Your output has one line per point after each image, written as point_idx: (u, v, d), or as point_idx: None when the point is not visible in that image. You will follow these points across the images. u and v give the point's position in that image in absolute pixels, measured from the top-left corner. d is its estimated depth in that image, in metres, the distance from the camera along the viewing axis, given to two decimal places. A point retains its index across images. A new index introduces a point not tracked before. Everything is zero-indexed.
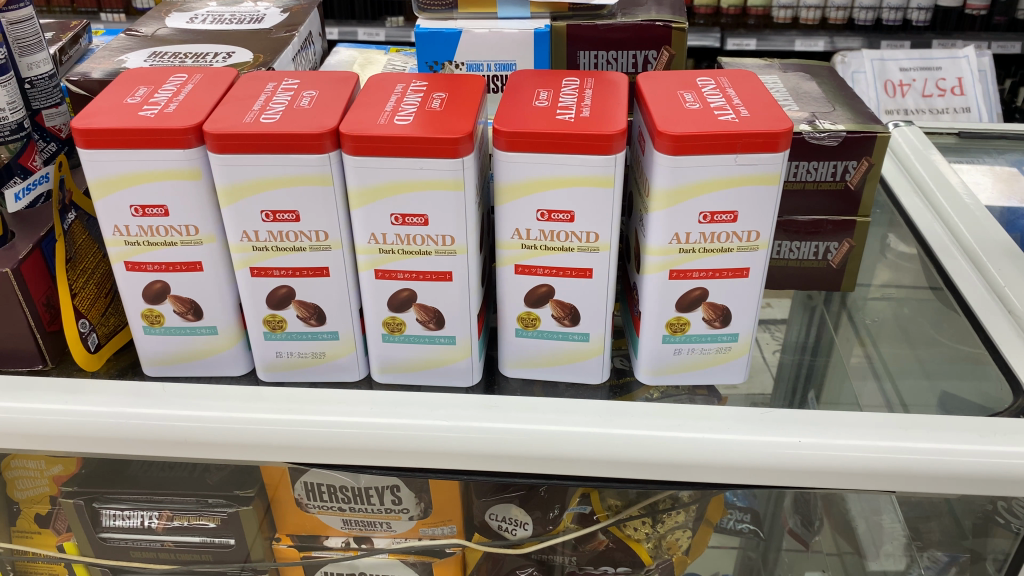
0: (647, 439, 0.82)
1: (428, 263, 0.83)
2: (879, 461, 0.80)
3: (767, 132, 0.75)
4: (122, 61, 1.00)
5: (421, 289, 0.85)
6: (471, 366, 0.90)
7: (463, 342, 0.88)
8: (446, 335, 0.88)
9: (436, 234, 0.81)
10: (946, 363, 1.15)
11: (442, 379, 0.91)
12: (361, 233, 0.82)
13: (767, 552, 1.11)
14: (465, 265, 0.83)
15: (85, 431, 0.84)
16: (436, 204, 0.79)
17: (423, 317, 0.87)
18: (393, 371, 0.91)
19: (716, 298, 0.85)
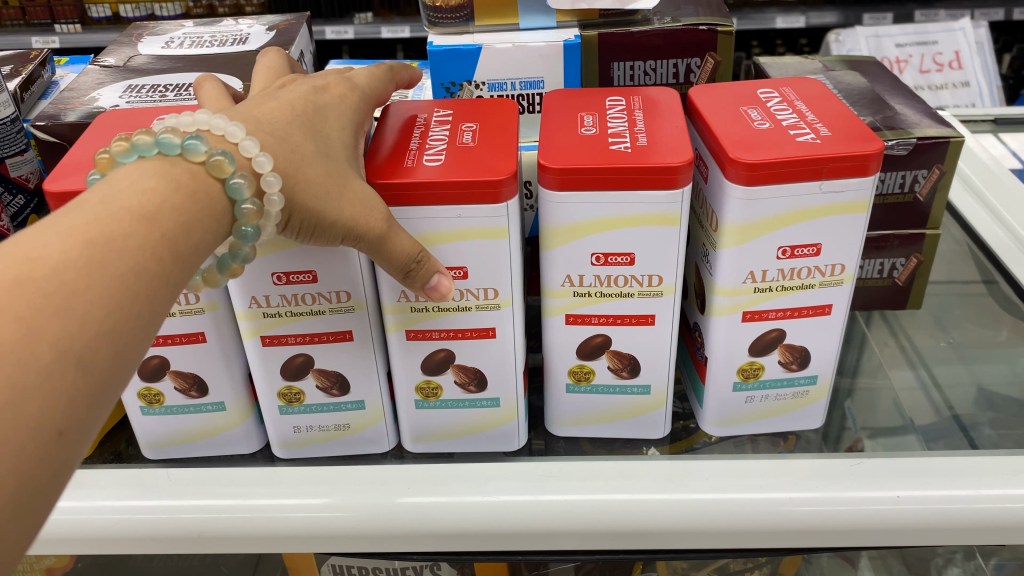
0: (725, 504, 0.72)
1: (468, 320, 0.73)
2: (989, 513, 0.71)
3: (857, 155, 0.65)
4: (95, 99, 0.88)
5: (459, 349, 0.74)
6: (517, 428, 0.80)
7: (509, 403, 0.78)
8: (489, 398, 0.78)
9: (479, 288, 0.70)
10: (982, 346, 1.06)
11: (485, 443, 0.81)
12: (389, 290, 0.71)
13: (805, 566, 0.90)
14: (510, 319, 0.73)
15: (83, 533, 0.72)
16: (478, 255, 0.68)
17: (461, 380, 0.76)
18: (427, 440, 0.80)
19: (793, 338, 0.76)
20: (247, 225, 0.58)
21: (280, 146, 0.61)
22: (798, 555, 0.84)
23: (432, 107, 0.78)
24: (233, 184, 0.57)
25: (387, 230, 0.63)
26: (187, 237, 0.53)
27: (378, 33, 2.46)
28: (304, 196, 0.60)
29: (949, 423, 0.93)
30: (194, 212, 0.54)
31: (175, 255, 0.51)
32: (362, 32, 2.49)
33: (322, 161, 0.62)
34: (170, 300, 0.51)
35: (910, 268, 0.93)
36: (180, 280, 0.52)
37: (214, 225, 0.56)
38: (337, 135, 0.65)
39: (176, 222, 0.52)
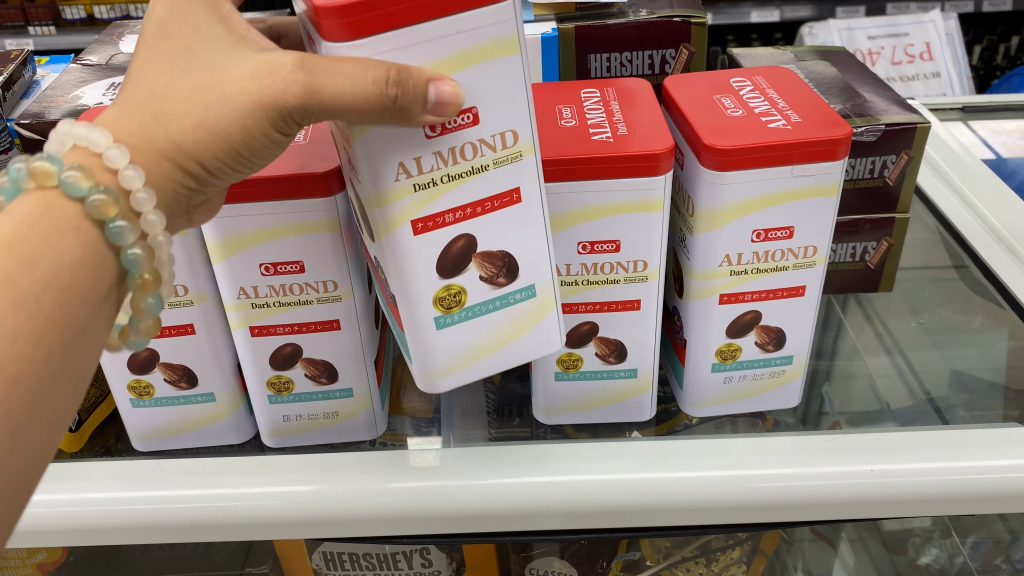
0: (705, 482, 0.74)
1: (486, 185, 0.60)
2: (959, 484, 0.74)
3: (826, 140, 0.68)
4: (79, 97, 0.89)
5: (478, 228, 0.61)
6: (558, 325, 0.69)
7: (546, 288, 0.67)
8: (524, 288, 0.65)
9: (488, 137, 0.58)
10: (954, 330, 1.09)
11: (528, 353, 0.68)
12: (385, 168, 0.57)
13: (785, 546, 0.93)
14: (534, 170, 0.61)
15: (77, 525, 0.73)
16: (487, 88, 0.56)
17: (489, 278, 0.63)
18: (462, 372, 0.66)
19: (769, 319, 0.78)
20: (114, 220, 0.53)
21: (152, 121, 0.56)
22: (779, 529, 0.87)
23: None
24: (68, 186, 0.52)
25: (330, 98, 0.53)
26: (32, 274, 0.49)
27: None
28: (217, 147, 0.57)
29: (925, 404, 0.96)
30: (31, 237, 0.50)
31: (15, 297, 0.48)
32: None
33: (190, 82, 0.56)
34: (38, 349, 0.49)
35: (881, 251, 0.95)
36: (41, 315, 0.49)
37: (69, 236, 0.52)
38: (192, 38, 0.58)
39: (7, 264, 0.48)
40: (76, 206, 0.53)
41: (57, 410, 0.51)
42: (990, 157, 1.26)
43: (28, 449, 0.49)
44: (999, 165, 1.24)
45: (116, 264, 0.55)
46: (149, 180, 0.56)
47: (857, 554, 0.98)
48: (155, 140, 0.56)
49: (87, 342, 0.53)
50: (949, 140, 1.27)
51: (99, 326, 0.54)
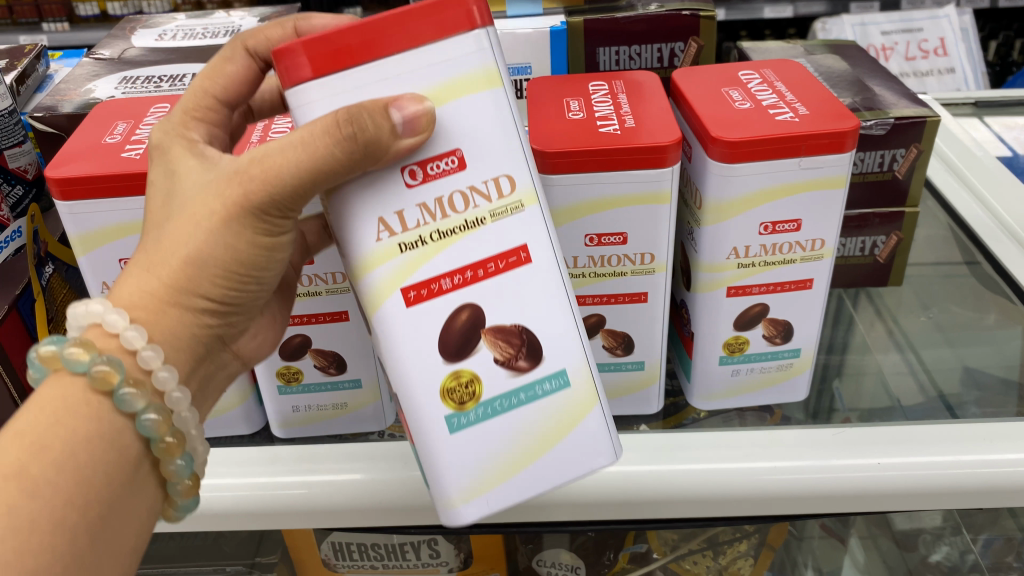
0: (710, 475, 0.75)
1: (483, 242, 0.59)
2: (965, 479, 0.74)
3: (833, 133, 0.67)
4: (91, 91, 0.90)
5: (482, 294, 0.60)
6: (602, 431, 0.64)
7: (579, 377, 0.63)
8: (552, 378, 0.62)
9: (480, 185, 0.58)
10: (968, 328, 1.08)
11: (573, 464, 0.63)
12: (366, 226, 0.57)
13: (792, 541, 0.93)
14: (538, 222, 0.60)
15: None
16: (467, 131, 0.57)
17: (506, 364, 0.61)
18: (495, 488, 0.62)
19: (776, 312, 0.78)
20: (120, 388, 0.55)
21: (149, 272, 0.58)
22: (785, 522, 0.86)
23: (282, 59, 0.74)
24: (70, 363, 0.55)
25: (300, 165, 0.54)
26: (44, 463, 0.51)
27: None
28: (217, 267, 0.58)
29: (937, 402, 0.94)
30: (43, 426, 0.53)
31: (34, 485, 0.50)
32: None
33: (176, 217, 0.58)
34: (58, 538, 0.51)
35: (890, 245, 0.95)
36: (65, 498, 0.52)
37: (81, 414, 0.55)
38: (175, 182, 0.60)
39: (19, 454, 0.51)
40: (83, 382, 0.56)
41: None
42: (1009, 154, 1.24)
43: None
44: (1013, 162, 1.22)
45: (136, 433, 0.57)
46: (159, 329, 0.58)
47: (867, 553, 0.98)
48: (155, 290, 0.58)
49: (110, 519, 0.55)
50: (961, 134, 1.26)
51: (123, 500, 0.56)
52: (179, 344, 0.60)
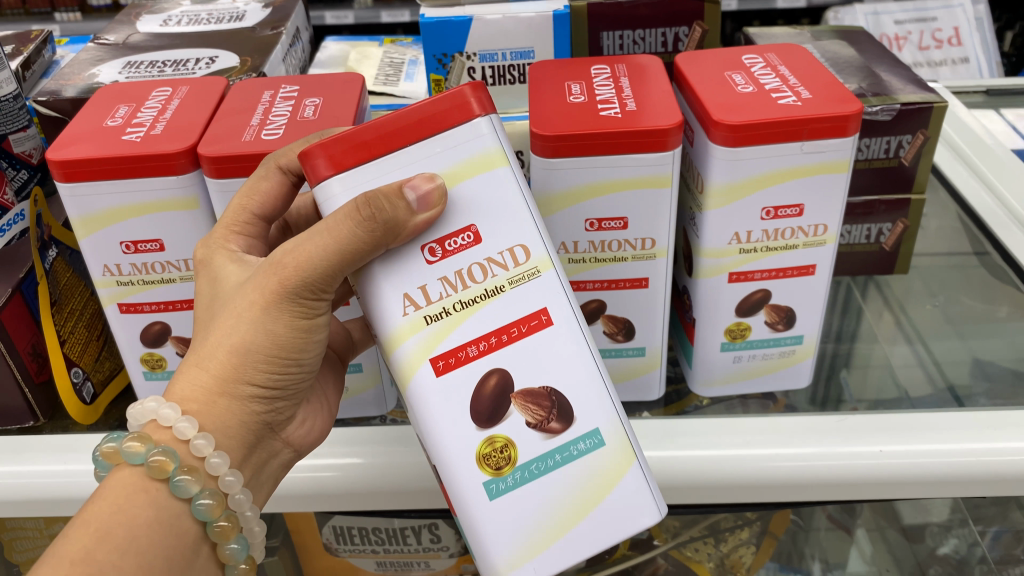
0: (708, 460, 0.75)
1: (504, 311, 0.60)
2: (968, 467, 0.74)
3: (836, 116, 0.67)
4: (94, 75, 0.90)
5: (509, 362, 0.60)
6: (644, 488, 0.62)
7: (615, 436, 0.62)
8: (586, 437, 0.61)
9: (494, 258, 0.60)
10: (977, 321, 1.07)
11: (618, 528, 0.61)
12: (393, 303, 0.59)
13: (799, 533, 0.93)
14: (557, 289, 0.61)
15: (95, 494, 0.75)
16: (481, 205, 0.60)
17: (539, 428, 0.61)
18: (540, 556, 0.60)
19: (779, 299, 0.78)
20: (176, 475, 0.60)
21: (198, 366, 0.62)
22: (788, 511, 0.88)
23: (273, 89, 0.79)
24: (130, 456, 0.60)
25: (328, 254, 0.57)
26: (109, 547, 0.56)
27: (376, 15, 2.44)
28: (259, 359, 0.62)
29: (945, 394, 0.93)
30: (106, 514, 0.57)
31: (98, 567, 0.55)
32: (363, 16, 2.44)
33: (221, 319, 0.62)
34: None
35: (896, 232, 0.95)
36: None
37: (140, 501, 0.59)
38: (221, 289, 0.64)
39: (86, 541, 0.55)
40: (142, 472, 0.61)
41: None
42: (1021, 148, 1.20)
43: None
44: None
45: (194, 517, 0.62)
46: (209, 422, 0.62)
47: (874, 544, 0.96)
48: (204, 384, 0.62)
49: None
50: (972, 121, 1.25)
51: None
52: (233, 431, 0.64)
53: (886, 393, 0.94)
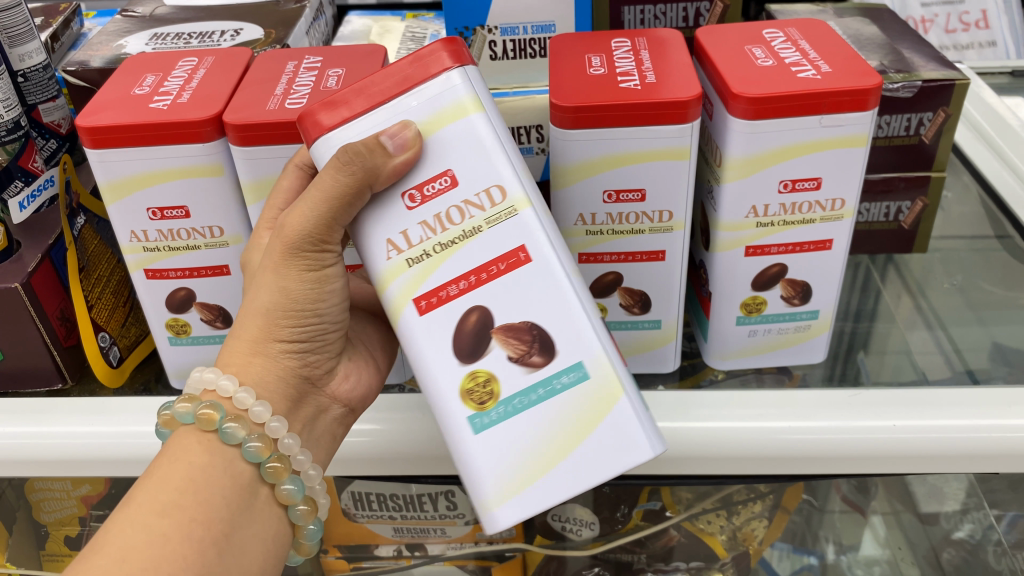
0: (722, 432, 0.76)
1: (483, 247, 0.61)
2: (977, 443, 0.74)
3: (855, 90, 0.67)
4: (121, 46, 0.91)
5: (492, 299, 0.61)
6: (634, 417, 0.60)
7: (599, 369, 0.61)
8: (568, 370, 0.61)
9: (472, 198, 0.61)
10: (999, 306, 1.05)
11: (613, 460, 0.60)
12: (378, 249, 0.63)
13: (813, 515, 0.95)
14: (533, 224, 0.61)
15: (122, 455, 0.78)
16: (457, 151, 0.61)
17: (521, 363, 0.61)
18: (536, 482, 0.61)
19: (795, 273, 0.78)
20: (224, 423, 0.63)
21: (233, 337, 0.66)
22: (800, 484, 0.89)
23: (297, 60, 0.80)
24: (180, 415, 0.63)
25: (318, 208, 0.61)
26: (167, 488, 0.59)
27: None
28: (280, 316, 0.65)
29: (962, 377, 0.92)
30: (166, 467, 0.61)
31: (162, 511, 0.57)
32: None
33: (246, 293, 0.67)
34: (192, 553, 0.57)
35: (915, 210, 0.95)
36: (192, 517, 0.58)
37: (195, 451, 0.62)
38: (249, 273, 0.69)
39: (149, 491, 0.58)
40: (193, 431, 0.64)
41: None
42: None
43: None
44: None
45: (248, 462, 0.64)
46: (246, 379, 0.66)
47: (889, 529, 0.98)
48: (238, 346, 0.66)
49: (234, 539, 0.60)
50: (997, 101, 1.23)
51: (244, 524, 0.62)
52: (274, 386, 0.67)
53: (903, 374, 0.94)
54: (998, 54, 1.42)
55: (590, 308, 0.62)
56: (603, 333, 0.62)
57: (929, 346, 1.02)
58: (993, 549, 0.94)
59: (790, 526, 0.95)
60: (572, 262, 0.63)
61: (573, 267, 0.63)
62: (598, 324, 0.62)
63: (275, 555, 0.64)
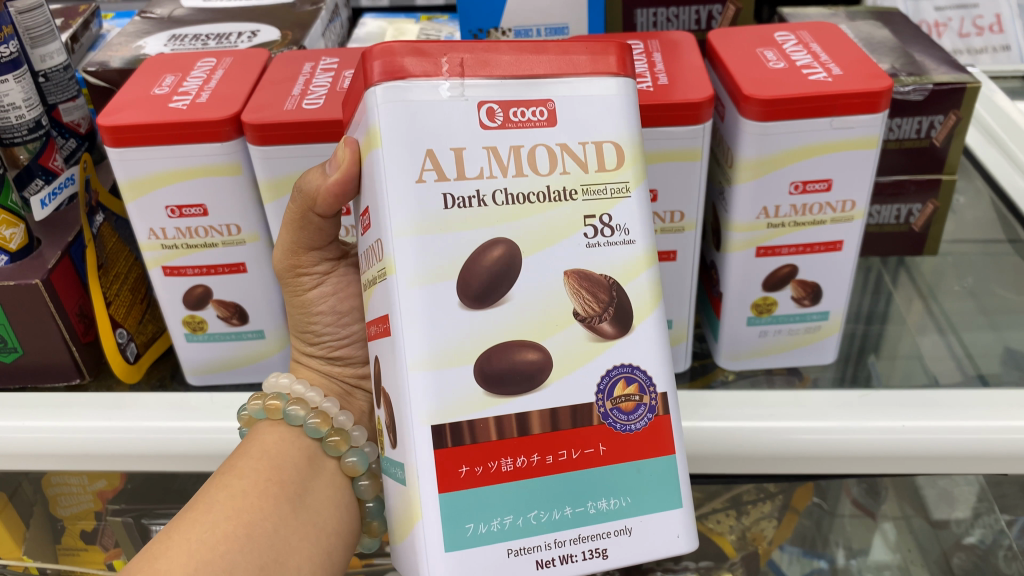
0: (732, 432, 0.77)
1: (380, 300, 0.57)
2: (984, 444, 0.74)
3: (866, 92, 0.67)
4: (141, 47, 0.92)
5: (383, 353, 0.58)
6: (424, 546, 0.54)
7: (413, 480, 0.54)
8: (399, 465, 0.57)
9: (375, 243, 0.57)
10: (1011, 311, 1.05)
11: (407, 570, 0.56)
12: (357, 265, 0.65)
13: (823, 518, 0.95)
14: (397, 298, 0.54)
15: (140, 449, 0.79)
16: (368, 188, 0.56)
17: (389, 419, 0.58)
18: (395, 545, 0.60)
19: (806, 274, 0.79)
20: (287, 407, 0.73)
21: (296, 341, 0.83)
22: (809, 485, 0.91)
23: (314, 61, 0.81)
24: (252, 412, 0.73)
25: (285, 241, 0.74)
26: (247, 459, 0.69)
27: None
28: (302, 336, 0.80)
29: (974, 381, 0.92)
30: (241, 449, 0.70)
31: (241, 473, 0.67)
32: None
33: None
34: (269, 503, 0.66)
35: (926, 213, 0.95)
36: (264, 477, 0.67)
37: (262, 436, 0.72)
38: None
39: (227, 466, 0.68)
40: (262, 425, 0.73)
41: (297, 552, 0.65)
42: None
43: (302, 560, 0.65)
44: None
45: (311, 440, 0.73)
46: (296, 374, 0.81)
47: (900, 533, 0.96)
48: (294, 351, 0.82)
49: (307, 498, 0.68)
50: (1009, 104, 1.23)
51: (314, 489, 0.70)
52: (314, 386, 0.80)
53: (913, 379, 0.95)
54: (1012, 60, 1.35)
55: (468, 398, 0.55)
56: (463, 437, 0.54)
57: (941, 352, 1.01)
58: (1004, 553, 0.93)
59: (800, 529, 0.95)
60: (461, 330, 0.55)
61: (455, 342, 0.55)
62: (501, 412, 0.55)
63: (346, 518, 0.71)
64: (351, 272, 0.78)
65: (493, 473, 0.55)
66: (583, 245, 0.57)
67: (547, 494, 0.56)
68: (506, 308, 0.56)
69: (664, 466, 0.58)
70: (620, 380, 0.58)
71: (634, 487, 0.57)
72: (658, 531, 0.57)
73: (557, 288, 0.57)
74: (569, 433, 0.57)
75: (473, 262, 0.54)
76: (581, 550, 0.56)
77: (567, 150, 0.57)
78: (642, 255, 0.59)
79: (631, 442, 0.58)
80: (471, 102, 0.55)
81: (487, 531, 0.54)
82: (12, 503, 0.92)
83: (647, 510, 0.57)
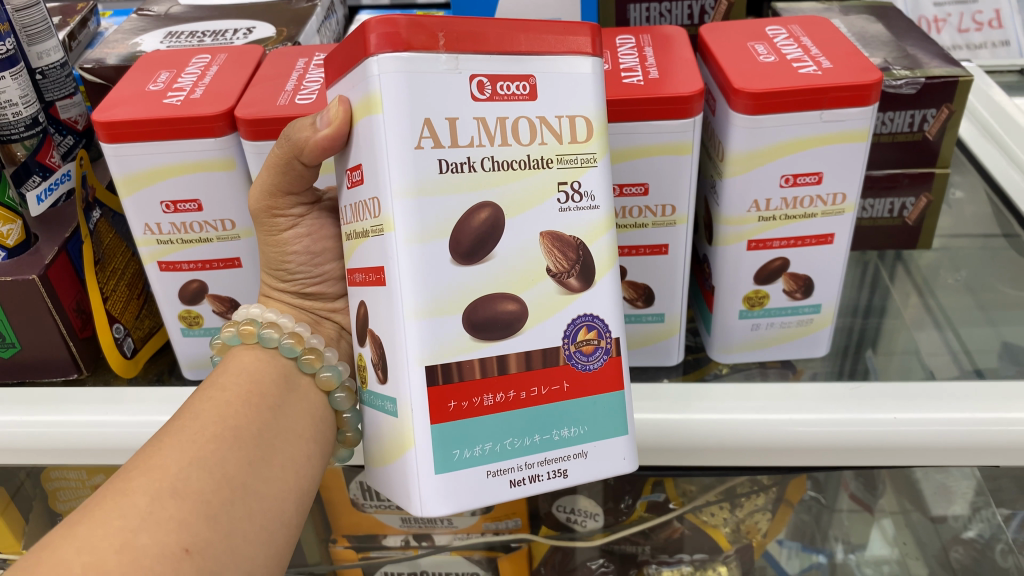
0: (725, 424, 0.77)
1: (371, 252, 0.59)
2: (977, 436, 0.74)
3: (857, 85, 0.68)
4: (137, 44, 0.93)
5: (371, 303, 0.60)
6: (416, 473, 0.57)
7: (405, 413, 0.58)
8: (390, 399, 0.60)
9: (369, 200, 0.58)
10: (1008, 305, 1.05)
11: (398, 491, 0.59)
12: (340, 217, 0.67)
13: (822, 514, 0.96)
14: (393, 252, 0.56)
15: (137, 445, 0.79)
16: (364, 146, 0.57)
17: (378, 361, 0.61)
18: (376, 469, 0.64)
19: (797, 267, 0.79)
20: (261, 331, 0.73)
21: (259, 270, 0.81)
22: (804, 477, 0.89)
23: (308, 57, 0.82)
24: (226, 339, 0.73)
25: (267, 188, 0.72)
26: (227, 377, 0.69)
27: None
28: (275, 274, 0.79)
29: (971, 376, 0.92)
30: (223, 370, 0.70)
31: (225, 388, 0.67)
32: None
33: None
34: (252, 412, 0.65)
35: (920, 207, 0.95)
36: (248, 390, 0.67)
37: (244, 358, 0.72)
38: None
39: (209, 383, 0.67)
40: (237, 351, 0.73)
41: (282, 454, 0.65)
42: None
43: (287, 466, 0.65)
44: None
45: (287, 361, 0.73)
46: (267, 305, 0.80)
47: (898, 528, 0.98)
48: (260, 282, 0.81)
49: (289, 411, 0.69)
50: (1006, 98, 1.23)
51: (293, 401, 0.70)
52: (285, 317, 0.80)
53: (910, 373, 0.95)
54: (1010, 55, 1.34)
55: (456, 342, 0.57)
56: (454, 376, 0.58)
57: (938, 347, 1.01)
58: (1001, 547, 0.92)
59: (800, 522, 0.96)
60: (451, 282, 0.57)
61: (448, 292, 0.57)
62: (484, 354, 0.58)
63: (324, 428, 0.71)
64: (325, 216, 0.78)
65: (476, 407, 0.58)
66: (557, 209, 0.59)
67: (520, 423, 0.59)
68: (492, 264, 0.58)
69: (616, 397, 0.62)
70: (582, 328, 0.61)
71: (592, 416, 0.61)
72: (611, 453, 0.62)
73: (532, 246, 0.59)
74: (541, 371, 0.60)
75: (463, 221, 0.56)
76: (547, 471, 0.60)
77: (546, 123, 0.58)
78: (603, 220, 0.61)
79: (591, 378, 0.62)
80: (463, 74, 0.55)
81: (470, 456, 0.58)
82: (14, 502, 0.92)
83: (603, 436, 0.62)
